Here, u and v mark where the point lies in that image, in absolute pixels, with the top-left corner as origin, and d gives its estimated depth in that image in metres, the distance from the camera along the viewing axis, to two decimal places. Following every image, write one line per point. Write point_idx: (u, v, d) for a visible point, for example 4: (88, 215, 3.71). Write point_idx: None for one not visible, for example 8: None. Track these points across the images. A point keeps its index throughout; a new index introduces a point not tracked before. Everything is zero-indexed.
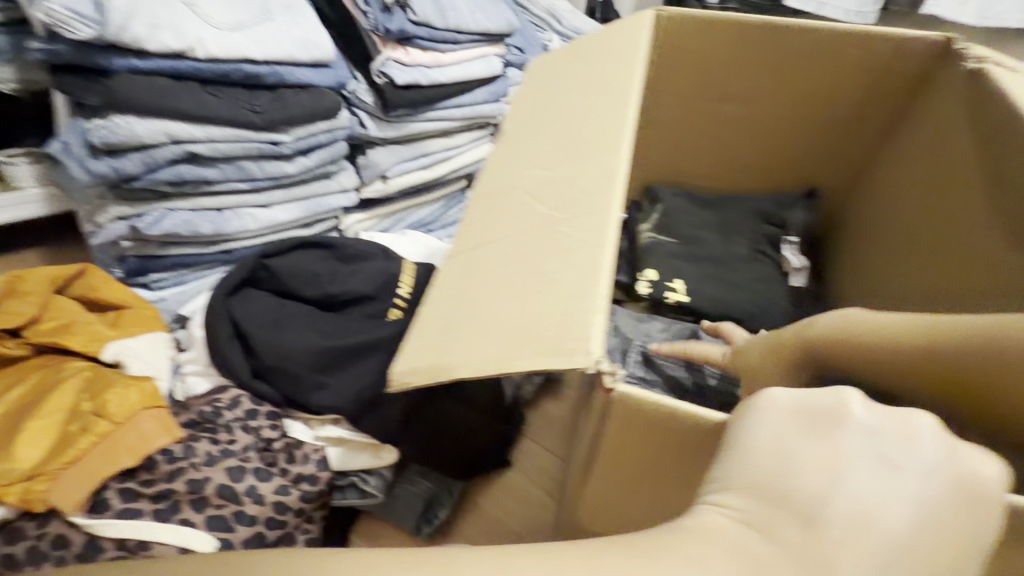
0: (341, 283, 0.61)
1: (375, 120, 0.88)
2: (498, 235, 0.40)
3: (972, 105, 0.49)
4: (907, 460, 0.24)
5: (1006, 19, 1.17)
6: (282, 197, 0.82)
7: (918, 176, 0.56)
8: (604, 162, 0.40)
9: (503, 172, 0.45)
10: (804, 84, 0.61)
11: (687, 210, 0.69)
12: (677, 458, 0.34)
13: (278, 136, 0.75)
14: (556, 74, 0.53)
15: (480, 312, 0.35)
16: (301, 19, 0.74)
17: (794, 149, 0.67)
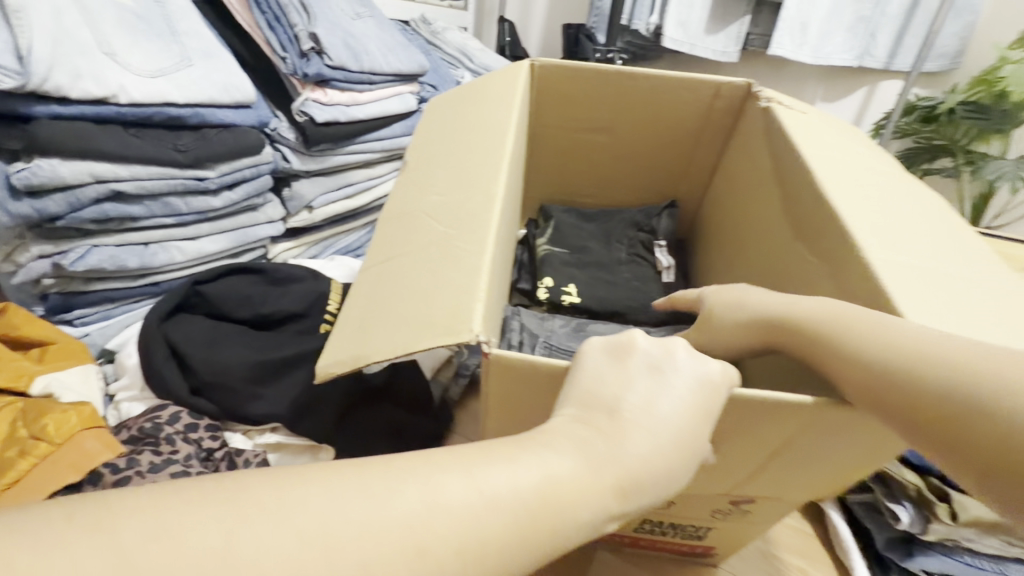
0: (272, 303, 0.67)
1: (298, 155, 0.95)
2: (405, 248, 0.47)
3: (766, 137, 0.63)
4: (672, 368, 0.32)
5: (833, 59, 1.49)
6: (209, 229, 0.86)
7: (741, 187, 0.71)
8: (485, 187, 0.50)
9: (407, 200, 0.52)
10: (651, 118, 0.74)
11: (573, 223, 0.82)
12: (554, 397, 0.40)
13: (202, 173, 0.80)
14: (451, 112, 0.63)
15: (384, 316, 0.41)
16: (221, 65, 0.81)
17: (655, 170, 0.82)
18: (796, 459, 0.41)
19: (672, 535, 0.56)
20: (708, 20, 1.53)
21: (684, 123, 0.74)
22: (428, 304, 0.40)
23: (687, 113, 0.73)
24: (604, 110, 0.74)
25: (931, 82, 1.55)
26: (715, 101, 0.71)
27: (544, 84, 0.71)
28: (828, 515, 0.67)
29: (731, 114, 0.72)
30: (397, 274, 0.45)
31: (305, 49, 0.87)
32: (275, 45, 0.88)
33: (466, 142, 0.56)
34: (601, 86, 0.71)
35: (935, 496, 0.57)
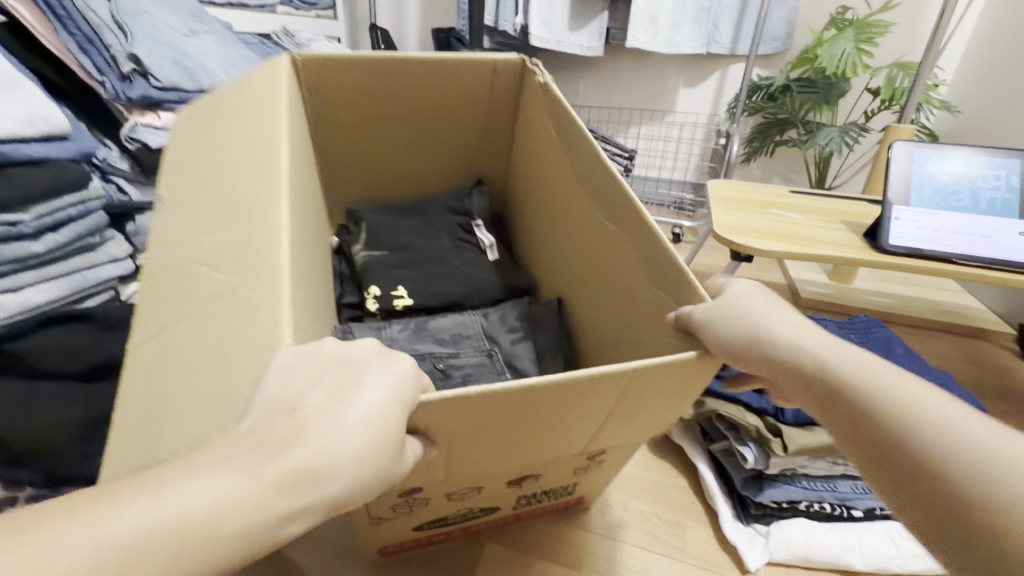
0: (107, 350, 0.61)
1: (135, 184, 0.88)
2: (179, 308, 0.40)
3: (549, 111, 0.67)
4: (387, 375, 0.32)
5: (684, 48, 1.61)
6: (33, 278, 0.76)
7: (535, 158, 0.75)
8: (257, 203, 0.46)
9: (167, 245, 0.45)
10: (446, 100, 0.76)
11: (388, 223, 0.81)
12: (486, 417, 0.39)
13: (14, 217, 0.71)
14: (193, 125, 0.56)
15: (177, 385, 0.35)
16: (22, 95, 0.72)
17: (459, 147, 0.85)
18: (628, 415, 0.46)
19: (546, 500, 0.62)
20: (569, 17, 1.59)
21: (472, 98, 0.77)
22: (226, 368, 0.35)
23: (474, 88, 0.75)
24: (399, 100, 0.75)
25: (769, 63, 1.73)
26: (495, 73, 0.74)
27: (315, 83, 0.69)
28: (698, 467, 0.72)
29: (512, 87, 0.76)
30: (183, 344, 0.38)
31: (125, 71, 0.81)
32: (90, 69, 0.81)
33: (226, 147, 0.51)
34: (386, 74, 0.71)
35: (771, 433, 0.65)
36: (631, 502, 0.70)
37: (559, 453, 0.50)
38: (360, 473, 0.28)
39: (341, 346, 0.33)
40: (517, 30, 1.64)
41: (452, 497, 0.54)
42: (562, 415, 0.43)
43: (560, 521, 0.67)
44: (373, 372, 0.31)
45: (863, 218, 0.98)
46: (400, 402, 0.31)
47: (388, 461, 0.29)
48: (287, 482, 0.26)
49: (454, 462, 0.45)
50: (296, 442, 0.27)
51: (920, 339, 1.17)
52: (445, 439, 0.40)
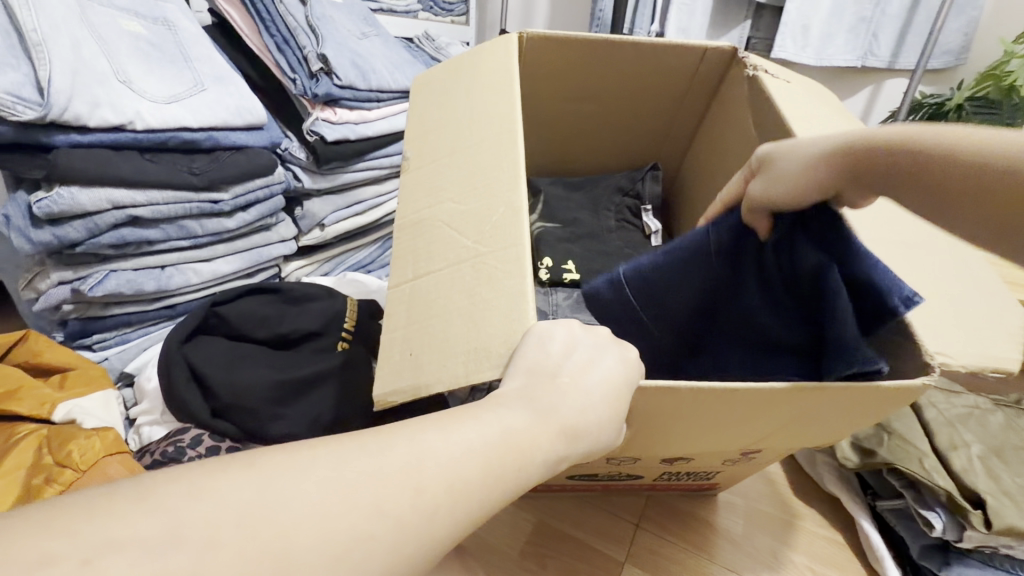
0: (291, 322, 0.67)
1: (309, 173, 0.95)
2: (436, 267, 0.49)
3: (751, 106, 0.64)
4: (610, 356, 0.41)
5: (836, 60, 1.49)
6: (223, 250, 0.87)
7: (728, 146, 0.71)
8: (503, 181, 0.51)
9: (426, 206, 0.55)
10: (637, 89, 0.75)
11: (562, 196, 0.82)
12: (691, 412, 0.43)
13: (217, 196, 0.81)
14: (449, 89, 0.65)
15: (433, 330, 0.44)
16: (233, 88, 0.81)
17: (641, 131, 0.83)
18: (805, 426, 0.45)
19: (684, 480, 0.63)
20: (710, 25, 1.53)
21: (666, 90, 0.76)
22: (482, 304, 0.43)
23: (673, 78, 0.73)
24: (591, 87, 0.75)
25: (936, 79, 1.55)
26: (701, 67, 0.71)
27: (532, 58, 0.70)
28: (860, 525, 0.65)
29: (714, 78, 0.73)
30: (437, 298, 0.46)
31: (314, 70, 0.88)
32: (284, 67, 0.89)
33: (479, 121, 0.58)
34: (592, 59, 0.70)
35: (970, 503, 0.56)
36: (779, 548, 0.65)
37: (722, 448, 0.51)
38: (600, 435, 0.38)
39: (584, 333, 0.41)
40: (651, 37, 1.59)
41: (613, 461, 0.57)
42: (750, 416, 0.43)
43: (705, 558, 0.63)
44: (608, 356, 0.41)
45: None
46: (629, 384, 0.40)
47: (613, 431, 0.39)
48: (562, 432, 0.35)
49: (643, 439, 0.48)
50: (563, 404, 0.36)
51: None
52: (641, 421, 0.44)
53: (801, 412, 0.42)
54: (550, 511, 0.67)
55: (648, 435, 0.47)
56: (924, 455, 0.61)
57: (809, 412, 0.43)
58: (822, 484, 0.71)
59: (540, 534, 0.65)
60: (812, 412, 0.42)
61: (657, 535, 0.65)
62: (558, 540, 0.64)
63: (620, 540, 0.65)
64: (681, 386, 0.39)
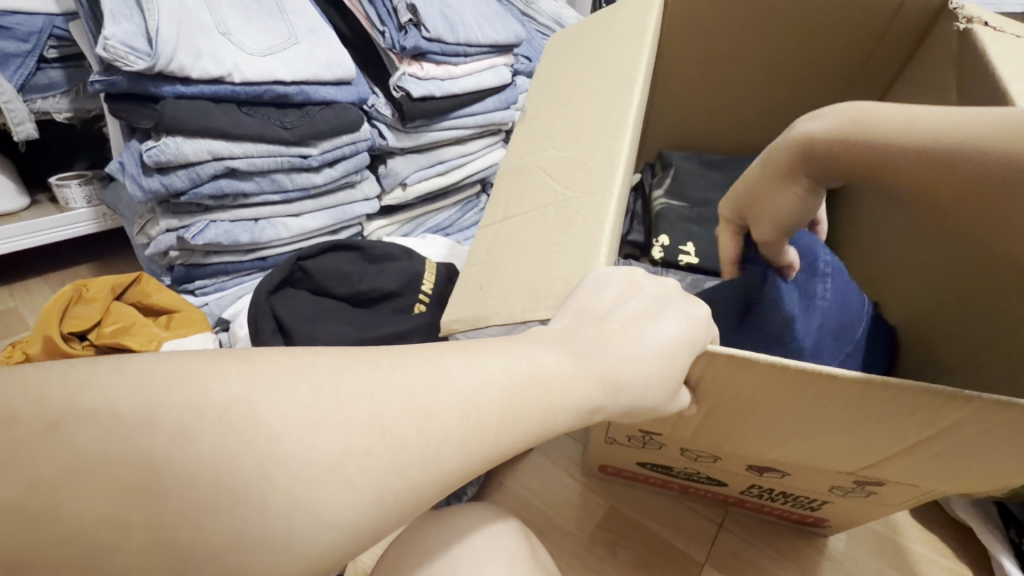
0: (370, 280, 0.67)
1: (394, 131, 0.94)
2: (522, 209, 0.46)
3: (957, 68, 0.52)
4: (678, 311, 0.36)
5: None
6: (311, 206, 0.89)
7: (918, 122, 0.59)
8: (607, 132, 0.46)
9: (525, 152, 0.51)
10: (807, 40, 0.64)
11: (696, 170, 0.73)
12: (783, 400, 0.37)
13: (306, 150, 0.82)
14: (577, 40, 0.59)
15: (501, 271, 0.42)
16: (324, 41, 0.80)
17: (807, 104, 0.71)
18: (943, 457, 0.37)
19: (782, 502, 0.55)
20: None
21: (841, 48, 0.63)
22: (556, 257, 0.40)
23: (854, 32, 0.61)
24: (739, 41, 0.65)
25: None
26: (894, 22, 0.59)
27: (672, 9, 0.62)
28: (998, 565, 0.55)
29: (913, 35, 0.59)
30: (513, 237, 0.45)
31: (403, 22, 0.85)
32: (374, 19, 0.86)
33: (592, 72, 0.52)
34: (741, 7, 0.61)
35: None
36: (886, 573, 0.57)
37: (826, 463, 0.44)
38: (647, 394, 0.34)
39: (647, 280, 0.38)
40: None
41: (688, 455, 0.52)
42: (861, 417, 0.36)
43: (795, 570, 0.57)
44: (671, 310, 0.36)
45: None
46: (691, 344, 0.35)
47: (665, 396, 0.35)
48: (601, 382, 0.32)
49: (721, 424, 0.43)
50: (606, 351, 0.33)
51: None
52: (720, 398, 0.39)
53: (925, 428, 0.35)
54: (624, 499, 0.64)
55: (731, 420, 0.42)
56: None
57: (933, 433, 0.35)
58: (945, 505, 0.61)
59: (611, 519, 0.61)
60: (945, 437, 0.35)
61: (742, 539, 0.60)
62: (631, 528, 0.61)
63: (701, 539, 0.60)
64: (760, 359, 0.34)
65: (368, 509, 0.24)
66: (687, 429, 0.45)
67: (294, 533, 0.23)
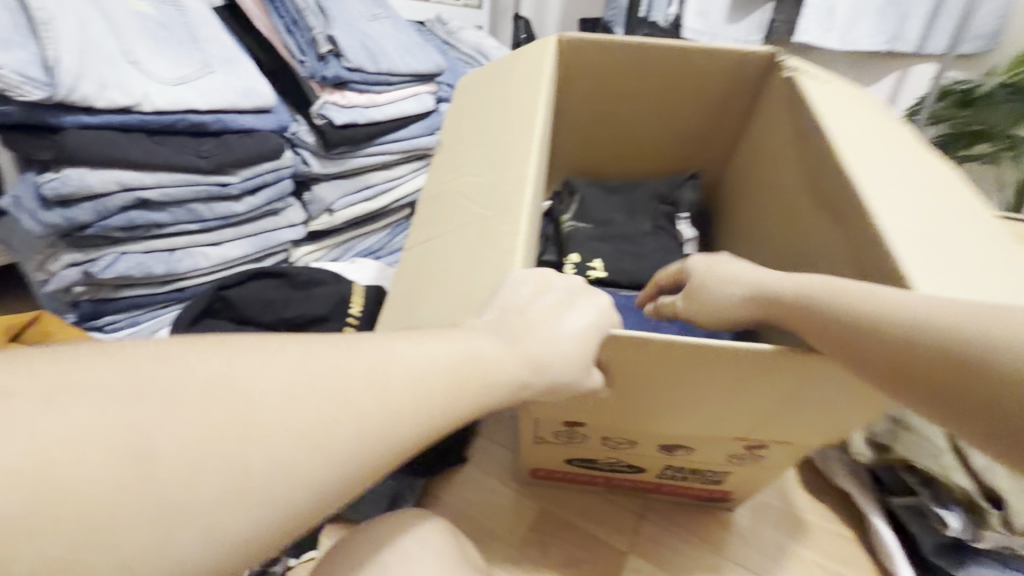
0: (296, 307, 0.68)
1: (318, 158, 0.95)
2: (443, 231, 0.49)
3: (791, 111, 0.61)
4: (585, 303, 0.41)
5: (862, 43, 1.43)
6: (232, 234, 0.87)
7: (766, 155, 0.69)
8: (515, 159, 0.50)
9: (441, 181, 0.54)
10: (676, 89, 0.72)
11: (601, 198, 0.79)
12: (677, 374, 0.43)
13: (225, 179, 0.80)
14: (488, 79, 0.63)
15: (431, 286, 0.45)
16: (240, 70, 0.81)
17: (683, 141, 0.80)
18: (806, 407, 0.45)
19: (689, 479, 0.61)
20: (729, 8, 1.48)
21: (706, 92, 0.72)
22: (479, 262, 0.44)
23: (714, 83, 0.70)
24: (622, 88, 0.72)
25: (967, 64, 1.48)
26: (740, 72, 0.68)
27: (560, 62, 0.68)
28: (871, 523, 0.64)
29: (756, 82, 0.69)
30: (437, 258, 0.47)
31: (322, 52, 0.87)
32: (294, 50, 0.89)
33: (497, 106, 0.58)
34: (620, 61, 0.68)
35: (987, 501, 0.55)
36: (784, 543, 0.64)
37: (717, 430, 0.50)
38: (566, 370, 0.38)
39: (557, 278, 0.42)
40: (669, 21, 1.55)
41: (608, 443, 0.57)
42: (741, 379, 0.43)
43: (706, 548, 0.63)
44: (580, 301, 0.40)
45: None
46: (599, 328, 0.40)
47: (582, 372, 0.39)
48: (527, 361, 0.36)
49: (629, 402, 0.48)
50: (531, 336, 0.37)
51: None
52: (627, 377, 0.45)
53: (785, 382, 0.42)
54: (554, 502, 0.67)
55: (638, 401, 0.48)
56: (942, 453, 0.59)
57: (791, 388, 0.43)
58: (829, 476, 0.70)
59: (542, 522, 0.65)
60: (799, 390, 0.43)
61: (661, 526, 0.65)
62: (562, 528, 0.65)
63: (625, 530, 0.64)
64: (654, 338, 0.40)
65: (292, 521, 0.26)
66: (604, 412, 0.50)
67: (216, 553, 0.24)
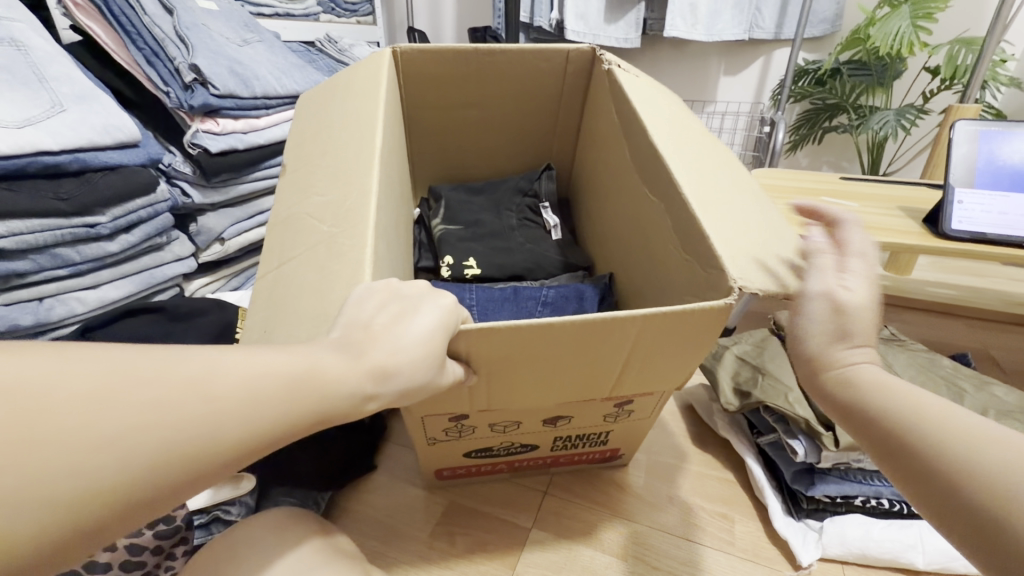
0: (176, 340, 0.67)
1: (198, 188, 0.93)
2: (296, 251, 0.51)
3: (612, 96, 0.75)
4: (428, 303, 0.39)
5: (726, 33, 1.55)
6: (109, 275, 0.84)
7: (602, 136, 0.82)
8: (361, 178, 0.54)
9: (292, 204, 0.57)
10: (519, 87, 0.86)
11: (463, 200, 0.90)
12: (534, 355, 0.46)
13: (92, 219, 0.78)
14: (330, 98, 0.72)
15: (285, 313, 0.45)
16: (97, 107, 0.79)
17: (533, 135, 0.94)
18: (646, 363, 0.50)
19: (582, 446, 0.66)
20: (605, 10, 1.58)
21: (545, 86, 0.86)
22: (330, 276, 0.46)
23: (550, 77, 0.85)
24: (468, 87, 0.85)
25: (817, 46, 1.66)
26: (568, 68, 0.83)
27: (410, 68, 0.80)
28: (747, 463, 0.71)
29: (582, 80, 0.85)
30: (287, 280, 0.49)
31: (187, 81, 0.86)
32: (156, 80, 0.87)
33: (342, 123, 0.65)
34: (462, 65, 0.81)
35: (822, 426, 0.63)
36: (674, 494, 0.69)
37: (586, 395, 0.54)
38: (416, 374, 0.37)
39: (402, 286, 0.40)
40: (553, 25, 1.62)
41: (495, 429, 0.59)
42: (582, 352, 0.47)
43: (604, 511, 0.67)
44: (426, 304, 0.39)
45: (921, 204, 0.94)
46: (444, 328, 0.39)
47: (434, 373, 0.38)
48: (371, 373, 0.35)
49: (500, 385, 0.50)
50: (377, 345, 0.36)
51: (995, 332, 1.07)
52: (488, 367, 0.46)
53: (627, 343, 0.47)
54: (462, 492, 0.70)
55: (508, 384, 0.50)
56: (789, 390, 0.68)
57: (633, 349, 0.48)
58: (715, 430, 0.78)
59: (450, 514, 0.67)
60: (641, 347, 0.47)
61: (562, 498, 0.69)
62: (467, 516, 0.67)
63: (528, 508, 0.68)
64: (501, 325, 0.41)
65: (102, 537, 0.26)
66: (479, 401, 0.52)
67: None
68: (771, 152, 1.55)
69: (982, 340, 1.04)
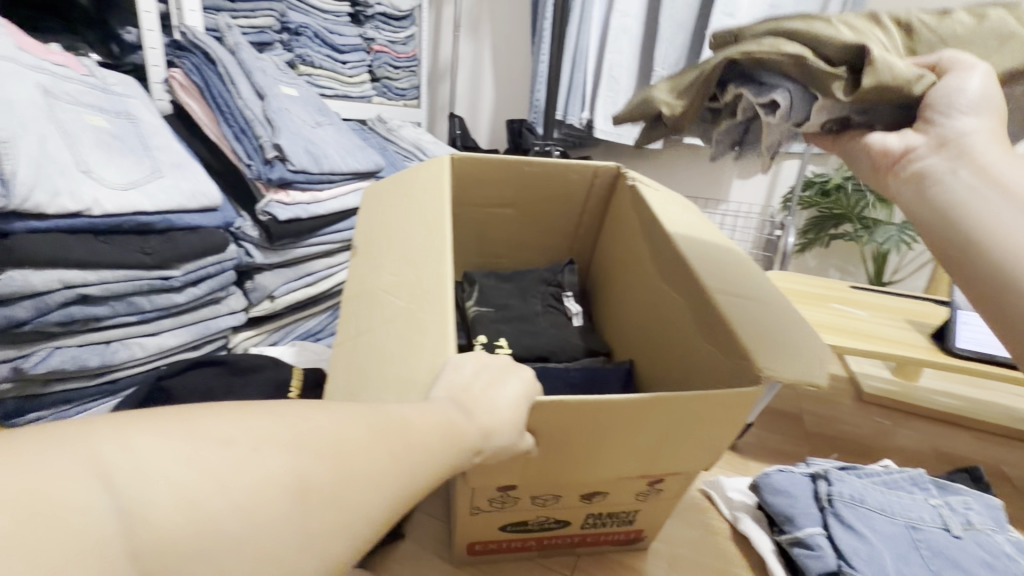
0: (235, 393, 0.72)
1: (261, 250, 1.01)
2: (373, 324, 0.59)
3: (635, 208, 0.85)
4: (511, 381, 0.48)
5: None
6: (171, 324, 0.90)
7: (621, 242, 0.91)
8: (434, 259, 0.61)
9: (369, 282, 0.65)
10: (551, 193, 0.95)
11: (495, 286, 0.98)
12: (588, 431, 0.50)
13: (167, 273, 0.85)
14: (390, 199, 0.82)
15: (373, 376, 0.52)
16: (189, 175, 0.88)
17: (560, 235, 1.04)
18: (682, 443, 0.54)
19: (610, 525, 0.68)
20: None
21: (573, 192, 0.96)
22: (413, 345, 0.51)
23: (573, 186, 0.95)
24: (503, 190, 0.95)
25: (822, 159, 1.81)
26: (594, 180, 0.94)
27: (460, 173, 0.89)
28: (768, 562, 0.72)
29: (605, 192, 0.97)
30: (369, 348, 0.56)
31: (269, 157, 0.97)
32: (241, 154, 0.98)
33: (408, 216, 0.74)
34: (505, 173, 0.91)
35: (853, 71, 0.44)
36: None
37: (626, 472, 0.58)
38: (506, 433, 0.44)
39: (490, 359, 0.49)
40: (583, 123, 1.79)
41: (537, 500, 0.61)
42: (629, 428, 0.51)
43: None
44: (511, 376, 0.48)
45: (925, 318, 1.01)
46: (523, 397, 0.47)
47: (516, 435, 0.45)
48: (482, 431, 0.41)
49: (552, 460, 0.53)
50: (479, 404, 0.43)
51: (1001, 447, 1.10)
52: (546, 440, 0.50)
53: (670, 421, 0.51)
54: (488, 570, 0.71)
55: (558, 459, 0.53)
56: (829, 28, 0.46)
57: (672, 429, 0.52)
58: (736, 526, 0.79)
59: None
60: (681, 424, 0.52)
61: None
62: None
63: None
64: (566, 398, 0.46)
65: None
66: (530, 475, 0.55)
67: None
68: (781, 253, 1.65)
69: (990, 454, 1.07)
